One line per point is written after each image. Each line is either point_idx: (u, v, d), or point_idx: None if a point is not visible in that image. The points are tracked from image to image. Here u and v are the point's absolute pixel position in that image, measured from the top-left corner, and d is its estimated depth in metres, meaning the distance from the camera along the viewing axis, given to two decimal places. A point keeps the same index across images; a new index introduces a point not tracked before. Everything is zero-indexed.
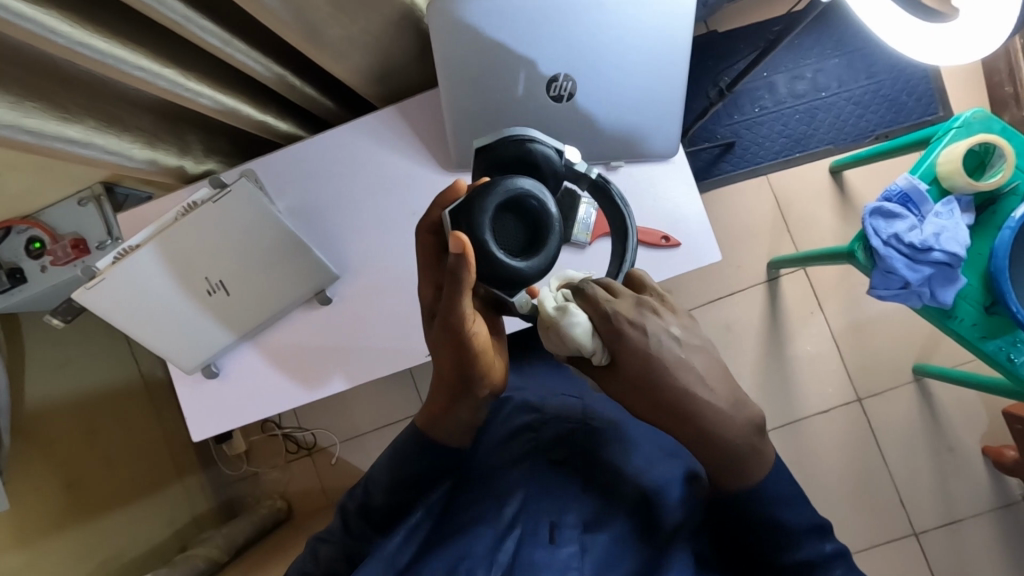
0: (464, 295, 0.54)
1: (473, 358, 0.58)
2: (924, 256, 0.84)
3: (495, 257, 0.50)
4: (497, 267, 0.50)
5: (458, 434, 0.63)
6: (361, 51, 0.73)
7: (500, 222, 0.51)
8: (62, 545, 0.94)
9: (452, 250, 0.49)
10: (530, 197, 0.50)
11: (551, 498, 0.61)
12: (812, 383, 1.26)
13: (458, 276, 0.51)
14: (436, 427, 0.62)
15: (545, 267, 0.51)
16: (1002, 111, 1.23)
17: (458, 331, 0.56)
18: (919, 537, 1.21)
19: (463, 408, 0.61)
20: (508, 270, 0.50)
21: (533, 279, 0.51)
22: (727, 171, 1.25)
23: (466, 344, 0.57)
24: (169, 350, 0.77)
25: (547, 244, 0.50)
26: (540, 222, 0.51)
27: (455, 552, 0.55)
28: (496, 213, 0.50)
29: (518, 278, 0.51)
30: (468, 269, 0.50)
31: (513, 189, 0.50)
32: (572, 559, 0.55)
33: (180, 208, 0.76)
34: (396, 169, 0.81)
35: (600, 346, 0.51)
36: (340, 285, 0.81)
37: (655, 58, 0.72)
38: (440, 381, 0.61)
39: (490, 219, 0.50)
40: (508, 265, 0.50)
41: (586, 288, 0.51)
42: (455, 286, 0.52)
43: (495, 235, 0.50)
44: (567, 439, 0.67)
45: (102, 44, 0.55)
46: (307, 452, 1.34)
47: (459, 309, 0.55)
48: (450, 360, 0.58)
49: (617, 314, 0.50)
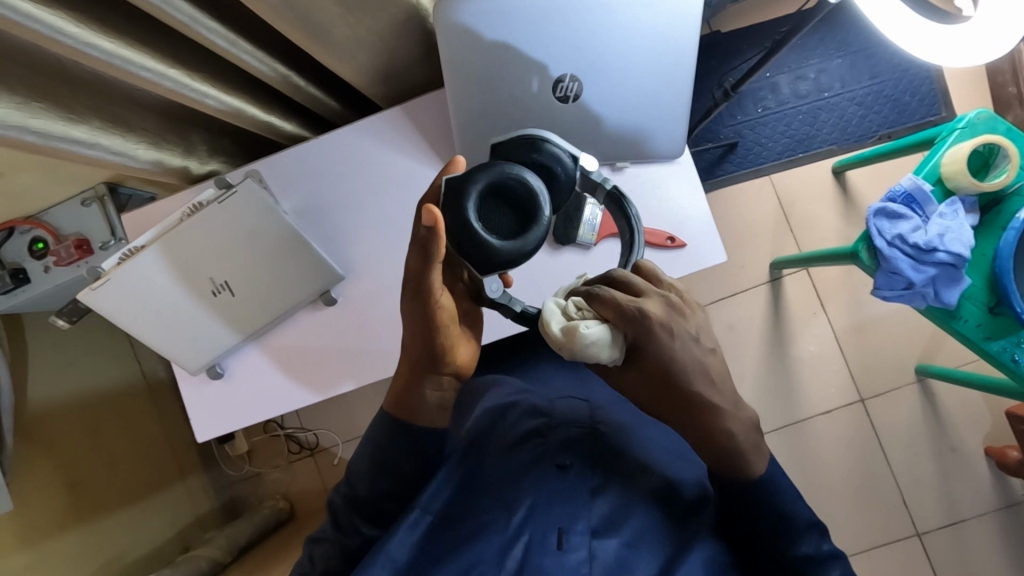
0: (434, 266, 0.55)
1: (438, 334, 0.58)
2: (929, 256, 0.84)
3: (470, 228, 0.49)
4: (472, 239, 0.49)
5: (426, 417, 0.62)
6: (366, 52, 0.72)
7: (491, 202, 0.50)
8: (64, 546, 0.94)
9: (426, 222, 0.51)
10: (525, 183, 0.49)
11: (560, 502, 0.62)
12: (815, 383, 1.26)
13: (429, 247, 0.53)
14: (404, 409, 0.61)
15: (525, 252, 0.49)
16: (1005, 112, 1.24)
17: (426, 304, 0.57)
18: (921, 537, 1.21)
19: (428, 387, 0.61)
20: (482, 245, 0.48)
21: (508, 265, 0.49)
22: (730, 171, 1.25)
23: (433, 318, 0.57)
24: (173, 351, 0.77)
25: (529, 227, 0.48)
26: (529, 211, 0.49)
27: (467, 557, 0.58)
28: (488, 191, 0.50)
29: (494, 258, 0.49)
30: (438, 239, 0.52)
31: (510, 172, 0.49)
32: (581, 565, 0.57)
33: (185, 209, 0.76)
34: (401, 169, 0.81)
35: (610, 349, 0.49)
36: (345, 286, 0.81)
37: (659, 59, 0.72)
38: (406, 361, 0.61)
39: (475, 192, 0.49)
40: (485, 242, 0.48)
41: (602, 290, 0.49)
42: (424, 256, 0.54)
43: (483, 213, 0.50)
44: (574, 442, 0.67)
45: (108, 44, 0.55)
46: (309, 452, 1.34)
47: (427, 281, 0.56)
48: (416, 335, 0.59)
49: (645, 313, 0.49)
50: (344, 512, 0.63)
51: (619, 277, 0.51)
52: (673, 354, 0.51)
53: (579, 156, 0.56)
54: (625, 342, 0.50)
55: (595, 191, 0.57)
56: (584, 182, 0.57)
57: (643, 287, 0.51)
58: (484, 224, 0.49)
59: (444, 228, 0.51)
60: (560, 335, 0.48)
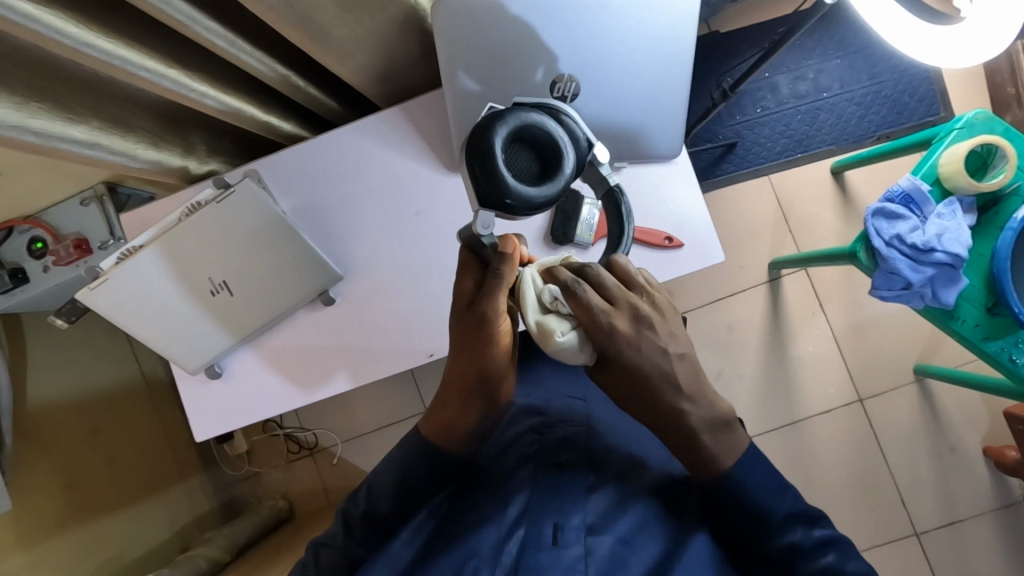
0: (501, 294, 0.53)
1: (495, 364, 0.56)
2: (927, 257, 0.84)
3: (492, 163, 0.45)
4: (488, 175, 0.45)
5: (462, 440, 0.62)
6: (365, 52, 0.73)
7: (517, 146, 0.47)
8: (65, 545, 0.94)
9: (502, 248, 0.52)
10: (555, 140, 0.46)
11: (555, 501, 0.61)
12: (814, 383, 1.26)
13: (500, 275, 0.52)
14: (440, 429, 0.61)
15: (538, 206, 0.46)
16: (1004, 112, 1.24)
17: (488, 329, 0.54)
18: (920, 537, 1.21)
19: (471, 413, 0.60)
20: (498, 182, 0.45)
21: (512, 210, 0.46)
22: (729, 171, 1.25)
23: (493, 346, 0.55)
24: (171, 351, 0.77)
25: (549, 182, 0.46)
26: (552, 168, 0.47)
27: (461, 553, 0.56)
28: (517, 135, 0.46)
29: (503, 201, 0.45)
30: (508, 268, 0.52)
31: (543, 125, 0.46)
32: (577, 562, 0.56)
33: (184, 209, 0.76)
34: (399, 169, 0.81)
35: (580, 351, 0.51)
36: (344, 285, 0.81)
37: (658, 60, 0.72)
38: (455, 384, 0.59)
39: (508, 129, 0.46)
40: (502, 178, 0.45)
41: (583, 292, 0.49)
42: (494, 282, 0.52)
43: (508, 154, 0.46)
44: (571, 445, 0.68)
45: (107, 45, 0.55)
46: (309, 452, 1.34)
47: (490, 306, 0.53)
48: (472, 361, 0.56)
49: (613, 329, 0.50)
50: (348, 514, 0.63)
51: (596, 277, 0.51)
52: (640, 363, 0.52)
53: (595, 144, 0.51)
54: (593, 346, 0.52)
55: (599, 188, 0.53)
56: (589, 172, 0.53)
57: (618, 294, 0.51)
58: (505, 163, 0.46)
59: (516, 254, 0.52)
60: (536, 330, 0.50)
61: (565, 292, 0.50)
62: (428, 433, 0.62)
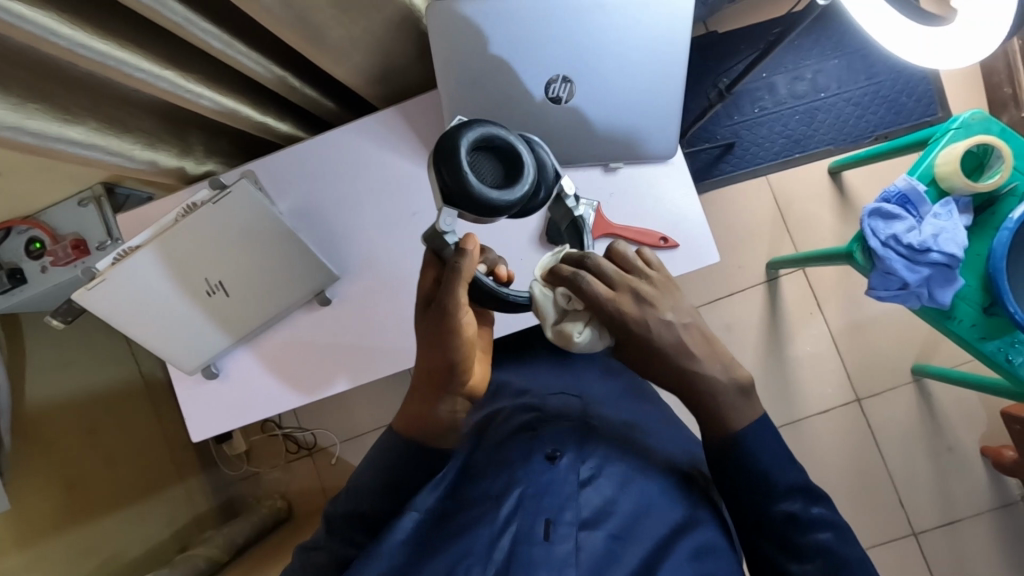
0: (461, 287, 0.55)
1: (457, 353, 0.58)
2: (923, 257, 0.84)
3: (457, 162, 0.48)
4: (452, 171, 0.48)
5: (437, 435, 0.63)
6: (362, 52, 0.73)
7: (482, 154, 0.50)
8: (64, 544, 0.95)
9: (461, 245, 0.54)
10: (518, 151, 0.50)
11: (547, 494, 0.60)
12: (812, 383, 1.26)
13: (457, 269, 0.54)
14: (415, 426, 0.63)
15: (496, 207, 0.48)
16: (1001, 112, 1.24)
17: (448, 320, 0.56)
18: (918, 536, 1.21)
19: (442, 406, 0.62)
20: (461, 180, 0.47)
21: (475, 207, 0.48)
22: (727, 171, 1.25)
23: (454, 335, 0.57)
24: (168, 351, 0.77)
25: (512, 187, 0.49)
26: (515, 175, 0.50)
27: (454, 552, 0.57)
28: (483, 143, 0.50)
29: (463, 197, 0.48)
30: (466, 261, 0.54)
31: (507, 138, 0.50)
32: (569, 557, 0.56)
33: (180, 209, 0.76)
34: (396, 169, 0.81)
35: (597, 340, 0.55)
36: (341, 285, 0.82)
37: (653, 62, 0.72)
38: (420, 378, 0.62)
39: (476, 135, 0.49)
40: (467, 176, 0.47)
41: (585, 283, 0.53)
42: (452, 277, 0.54)
43: (473, 159, 0.50)
44: (564, 433, 0.67)
45: (103, 46, 0.55)
46: (307, 452, 1.35)
47: (449, 298, 0.55)
48: (434, 353, 0.59)
49: (620, 313, 0.53)
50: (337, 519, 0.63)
51: (595, 267, 0.54)
52: (651, 338, 0.54)
53: (562, 175, 0.56)
54: (607, 333, 0.55)
55: (564, 215, 0.59)
56: (557, 199, 0.58)
57: (618, 280, 0.54)
58: (471, 167, 0.49)
59: (475, 251, 0.54)
60: (555, 336, 0.55)
61: (570, 290, 0.54)
62: (404, 430, 0.64)
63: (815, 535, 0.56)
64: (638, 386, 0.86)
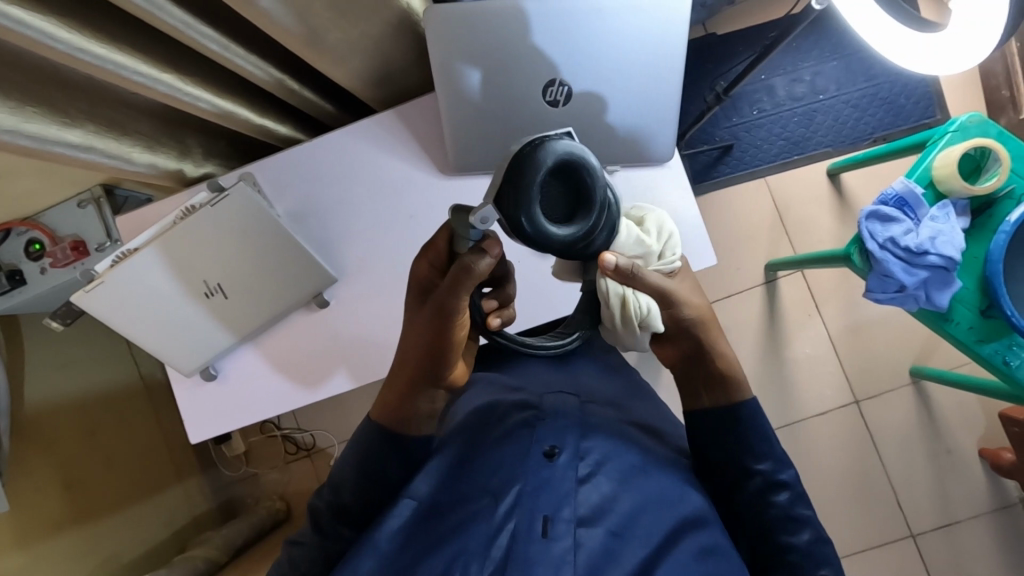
0: (463, 292, 0.55)
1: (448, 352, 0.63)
2: (920, 259, 0.84)
3: (530, 184, 0.44)
4: (521, 190, 0.44)
5: (420, 425, 0.68)
6: (359, 55, 0.73)
7: (556, 183, 0.46)
8: (64, 544, 0.95)
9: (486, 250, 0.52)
10: (594, 199, 0.47)
11: (546, 490, 0.59)
12: (810, 384, 1.26)
13: (467, 273, 0.53)
14: (394, 416, 0.68)
15: (544, 247, 0.47)
16: (999, 115, 1.24)
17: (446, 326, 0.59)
18: (916, 538, 1.21)
19: (423, 397, 0.67)
20: (525, 205, 0.44)
21: (527, 243, 0.47)
22: (726, 172, 1.25)
23: (451, 340, 0.61)
24: (167, 353, 0.78)
25: (565, 233, 0.47)
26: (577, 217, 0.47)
27: (451, 550, 0.57)
28: (561, 173, 0.46)
29: (516, 222, 0.45)
30: (480, 268, 0.52)
31: (590, 181, 0.46)
32: (566, 554, 0.55)
33: (178, 212, 0.77)
34: (393, 171, 0.82)
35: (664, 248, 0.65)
36: (338, 287, 0.82)
37: (650, 66, 0.72)
38: (412, 369, 0.65)
39: (565, 159, 0.45)
40: (533, 218, 0.45)
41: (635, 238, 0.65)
42: (462, 280, 0.53)
43: (545, 187, 0.46)
44: (563, 429, 0.66)
45: (101, 50, 0.55)
46: (306, 453, 1.35)
47: (452, 307, 0.57)
48: (424, 350, 0.63)
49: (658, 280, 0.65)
50: (326, 516, 0.67)
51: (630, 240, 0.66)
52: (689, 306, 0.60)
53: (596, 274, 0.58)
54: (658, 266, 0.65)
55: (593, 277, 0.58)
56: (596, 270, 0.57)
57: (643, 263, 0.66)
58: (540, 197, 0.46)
59: (487, 266, 0.52)
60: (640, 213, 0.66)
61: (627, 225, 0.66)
62: (385, 419, 0.68)
63: (802, 509, 0.65)
64: (635, 388, 0.86)
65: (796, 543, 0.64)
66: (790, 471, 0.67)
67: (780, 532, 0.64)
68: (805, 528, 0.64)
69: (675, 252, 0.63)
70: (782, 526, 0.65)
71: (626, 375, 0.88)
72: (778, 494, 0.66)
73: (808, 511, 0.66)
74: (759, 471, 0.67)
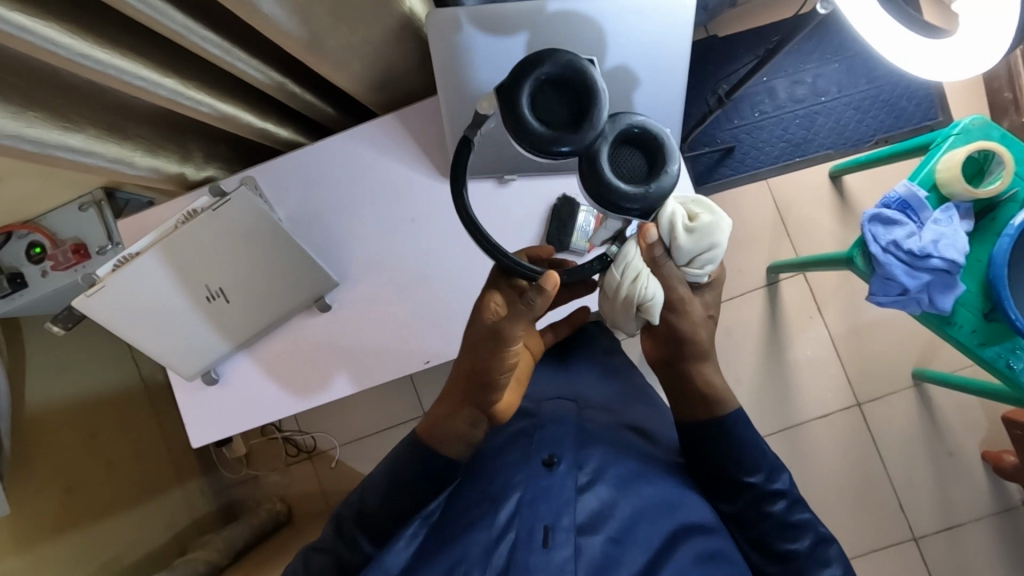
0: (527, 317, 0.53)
1: (501, 380, 0.59)
2: (923, 263, 0.84)
3: (527, 78, 0.44)
4: (516, 79, 0.44)
5: (459, 448, 0.64)
6: (360, 59, 0.72)
7: (563, 95, 0.44)
8: (64, 547, 0.95)
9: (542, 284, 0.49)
10: (595, 105, 0.43)
11: (546, 499, 0.59)
12: (812, 387, 1.26)
13: (533, 299, 0.51)
14: (434, 433, 0.64)
15: (535, 143, 0.43)
16: (1001, 117, 1.24)
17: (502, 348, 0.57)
18: (918, 541, 1.21)
19: (465, 420, 0.62)
20: (516, 90, 0.43)
21: (522, 141, 0.44)
22: (728, 175, 1.25)
23: (501, 368, 0.58)
24: (169, 358, 0.78)
25: (557, 131, 0.43)
26: (580, 123, 0.43)
27: (452, 555, 0.57)
28: (566, 80, 0.44)
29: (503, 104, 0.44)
30: (543, 297, 0.50)
31: (593, 86, 0.43)
32: (567, 563, 0.54)
33: (180, 216, 0.76)
34: (395, 176, 0.81)
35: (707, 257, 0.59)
36: (340, 292, 0.82)
37: (654, 69, 0.72)
38: (464, 384, 0.61)
39: (572, 66, 0.44)
40: (519, 107, 0.43)
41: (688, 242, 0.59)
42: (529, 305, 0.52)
43: (549, 96, 0.44)
44: (561, 438, 0.67)
45: (102, 54, 0.55)
46: (307, 455, 1.35)
47: (509, 328, 0.55)
48: (477, 372, 0.60)
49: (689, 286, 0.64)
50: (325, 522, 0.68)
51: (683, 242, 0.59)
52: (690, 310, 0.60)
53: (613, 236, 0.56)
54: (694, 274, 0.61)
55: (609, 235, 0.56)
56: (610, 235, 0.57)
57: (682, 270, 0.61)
58: (541, 103, 0.44)
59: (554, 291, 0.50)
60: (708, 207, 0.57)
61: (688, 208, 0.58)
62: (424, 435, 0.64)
63: (799, 514, 0.65)
64: (638, 391, 0.86)
65: (798, 549, 0.63)
66: (782, 479, 0.66)
67: (779, 540, 0.64)
68: (806, 533, 0.64)
69: (705, 268, 0.58)
70: (782, 534, 0.64)
71: (628, 378, 0.87)
72: (774, 503, 0.65)
73: (806, 514, 0.65)
74: (751, 484, 0.65)
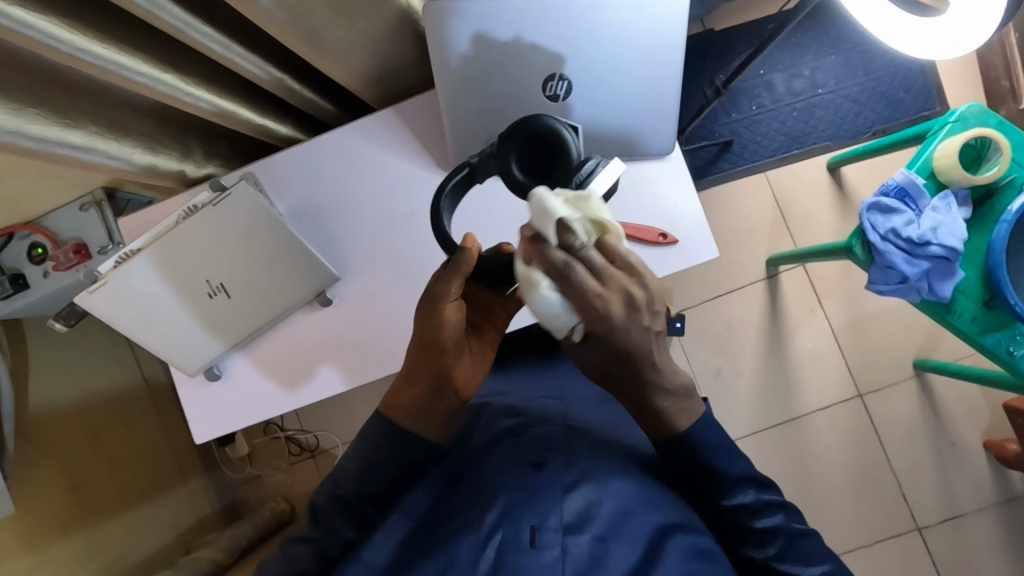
0: (454, 278, 0.58)
1: (444, 337, 0.60)
2: (923, 250, 0.84)
3: (511, 140, 0.56)
4: (509, 138, 0.56)
5: (423, 425, 0.64)
6: (359, 54, 0.73)
7: (530, 149, 0.56)
8: (70, 547, 0.95)
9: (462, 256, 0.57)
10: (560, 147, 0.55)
11: (533, 500, 0.57)
12: (813, 379, 1.26)
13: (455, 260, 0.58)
14: (395, 401, 0.64)
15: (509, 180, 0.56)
16: (999, 106, 1.24)
17: (435, 307, 0.59)
18: (921, 532, 1.21)
19: (420, 386, 0.62)
20: (504, 149, 0.56)
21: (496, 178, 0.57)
22: (725, 168, 1.26)
23: (441, 327, 0.60)
24: (170, 353, 0.78)
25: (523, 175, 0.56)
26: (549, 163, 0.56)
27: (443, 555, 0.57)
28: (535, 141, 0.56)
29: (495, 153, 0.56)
30: (465, 254, 0.57)
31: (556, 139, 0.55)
32: (556, 563, 0.54)
33: (182, 212, 0.77)
34: (394, 169, 0.82)
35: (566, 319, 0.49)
36: (342, 286, 0.82)
37: (654, 59, 0.72)
38: (411, 353, 0.63)
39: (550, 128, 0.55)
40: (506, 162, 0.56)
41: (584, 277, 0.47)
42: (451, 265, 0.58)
43: (524, 157, 0.56)
44: (549, 441, 0.66)
45: (103, 50, 0.55)
46: (310, 454, 1.35)
47: (441, 287, 0.58)
48: (421, 334, 0.61)
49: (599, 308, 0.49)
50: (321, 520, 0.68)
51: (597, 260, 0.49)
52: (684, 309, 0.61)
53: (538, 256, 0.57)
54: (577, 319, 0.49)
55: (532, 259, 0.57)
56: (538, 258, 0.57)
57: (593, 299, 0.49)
58: (519, 160, 0.56)
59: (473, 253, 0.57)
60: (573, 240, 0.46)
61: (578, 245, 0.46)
62: (386, 405, 0.64)
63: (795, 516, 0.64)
64: None
65: (774, 534, 0.62)
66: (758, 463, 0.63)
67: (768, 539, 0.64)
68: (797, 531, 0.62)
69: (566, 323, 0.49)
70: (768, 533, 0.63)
71: None
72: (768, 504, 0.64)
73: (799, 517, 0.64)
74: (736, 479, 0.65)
